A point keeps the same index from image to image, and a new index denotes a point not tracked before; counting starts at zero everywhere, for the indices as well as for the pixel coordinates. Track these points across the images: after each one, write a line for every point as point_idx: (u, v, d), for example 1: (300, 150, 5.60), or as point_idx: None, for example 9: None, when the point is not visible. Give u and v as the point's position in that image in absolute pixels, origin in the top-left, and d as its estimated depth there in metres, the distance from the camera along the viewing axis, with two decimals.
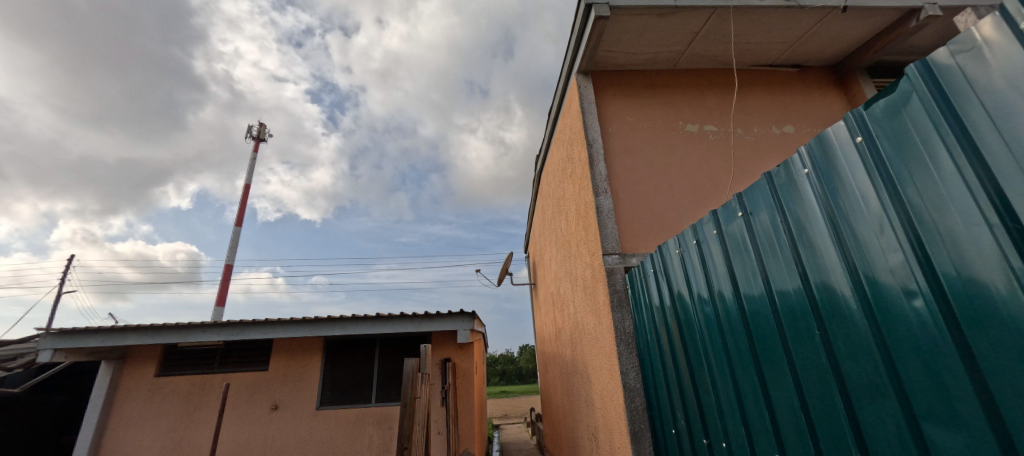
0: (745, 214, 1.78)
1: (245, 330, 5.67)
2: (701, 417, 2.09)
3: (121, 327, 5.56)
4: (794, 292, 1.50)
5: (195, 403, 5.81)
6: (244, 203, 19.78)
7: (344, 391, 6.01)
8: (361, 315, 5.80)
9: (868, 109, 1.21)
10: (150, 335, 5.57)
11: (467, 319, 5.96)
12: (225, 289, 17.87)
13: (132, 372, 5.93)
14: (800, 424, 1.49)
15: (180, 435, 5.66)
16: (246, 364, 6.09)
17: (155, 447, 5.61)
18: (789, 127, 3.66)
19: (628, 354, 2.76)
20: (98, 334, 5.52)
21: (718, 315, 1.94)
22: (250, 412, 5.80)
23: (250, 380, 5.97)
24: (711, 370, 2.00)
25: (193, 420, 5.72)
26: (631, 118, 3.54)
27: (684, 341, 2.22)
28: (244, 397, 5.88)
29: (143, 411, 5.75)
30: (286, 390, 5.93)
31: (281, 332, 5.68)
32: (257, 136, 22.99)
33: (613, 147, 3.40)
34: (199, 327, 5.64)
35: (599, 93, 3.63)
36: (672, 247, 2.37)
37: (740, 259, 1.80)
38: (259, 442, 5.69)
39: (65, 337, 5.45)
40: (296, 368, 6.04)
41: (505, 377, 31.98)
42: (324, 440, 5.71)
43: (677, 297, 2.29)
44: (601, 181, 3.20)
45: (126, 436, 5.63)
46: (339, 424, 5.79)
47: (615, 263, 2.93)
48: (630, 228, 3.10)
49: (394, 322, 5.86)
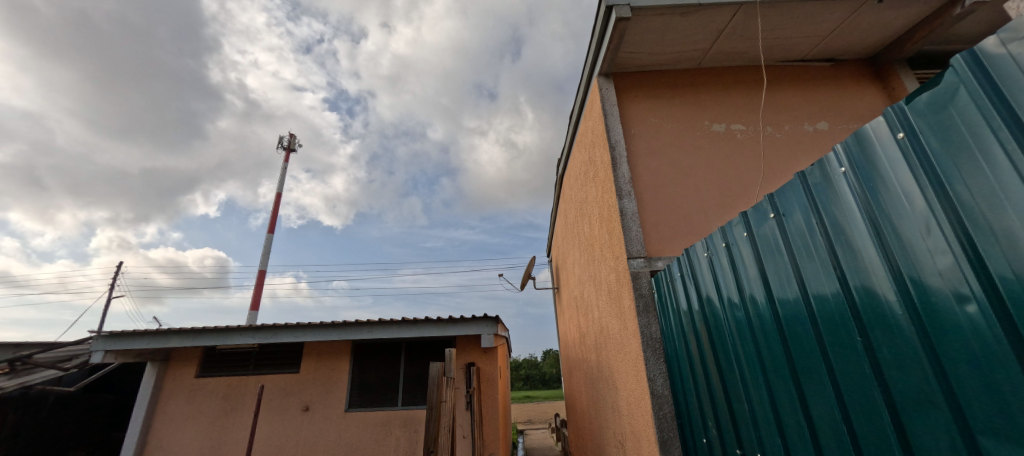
0: (777, 216, 1.72)
1: (277, 333, 5.86)
2: (734, 427, 2.02)
3: (165, 330, 5.86)
4: (833, 296, 1.43)
5: (231, 403, 6.03)
6: (275, 211, 20.50)
7: (372, 394, 6.13)
8: (387, 319, 5.91)
9: (909, 104, 1.15)
10: (191, 337, 5.84)
11: (490, 324, 6.01)
12: (259, 294, 18.52)
13: (174, 373, 6.21)
14: (840, 432, 1.43)
15: (218, 434, 5.89)
16: (279, 365, 6.30)
17: (195, 445, 5.85)
18: (823, 124, 3.53)
19: (655, 360, 2.70)
20: (144, 337, 5.82)
21: (751, 321, 1.88)
22: (283, 413, 5.98)
23: (284, 381, 6.16)
24: (744, 376, 1.94)
25: (231, 420, 5.95)
26: (654, 119, 3.49)
27: (714, 347, 2.16)
28: (278, 398, 6.06)
29: (184, 411, 6.00)
30: (316, 392, 6.09)
31: (311, 335, 5.85)
32: (288, 147, 23.65)
33: (636, 149, 3.36)
34: (235, 330, 5.88)
35: (621, 95, 3.59)
36: (701, 250, 2.31)
37: (773, 262, 1.73)
38: (291, 443, 5.85)
39: (115, 339, 5.77)
40: (325, 370, 6.20)
41: (529, 383, 31.93)
42: (352, 441, 5.83)
43: (705, 301, 2.23)
44: (624, 183, 3.16)
45: (168, 435, 5.88)
46: (368, 426, 5.90)
47: (640, 266, 2.89)
48: (655, 230, 3.05)
49: (418, 326, 5.93)
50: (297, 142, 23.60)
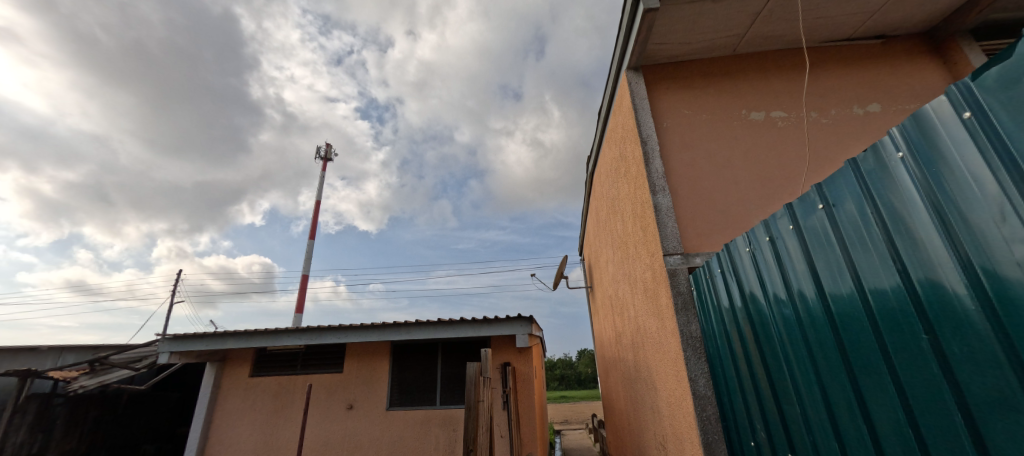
0: (826, 206, 1.62)
1: (321, 335, 6.12)
2: (785, 430, 1.93)
3: (221, 333, 6.26)
4: (891, 290, 1.33)
5: (282, 401, 6.36)
6: (315, 218, 21.38)
7: (412, 393, 6.28)
8: (423, 320, 6.04)
9: (975, 80, 1.06)
10: (244, 339, 6.20)
11: (525, 324, 6.02)
12: (302, 298, 19.37)
13: (230, 373, 6.61)
14: (905, 436, 1.33)
15: (270, 430, 6.22)
16: (324, 365, 6.58)
17: (250, 440, 6.20)
18: (874, 106, 3.30)
19: (696, 359, 2.61)
20: (203, 339, 6.24)
21: (800, 318, 1.79)
22: (328, 411, 6.23)
23: (329, 381, 6.42)
24: (794, 376, 1.85)
25: (281, 417, 6.26)
26: (688, 111, 3.39)
27: (761, 345, 2.07)
28: (324, 397, 6.32)
29: (239, 408, 6.38)
30: (359, 391, 6.31)
31: (353, 336, 6.08)
32: (324, 156, 24.59)
33: (669, 143, 3.27)
34: (283, 331, 6.19)
35: (652, 88, 3.50)
36: (742, 245, 2.22)
37: (823, 255, 1.64)
38: (337, 439, 6.08)
39: (178, 341, 6.22)
40: (367, 370, 6.42)
41: (564, 383, 31.71)
42: (394, 439, 6.00)
43: (749, 298, 2.14)
44: (657, 178, 3.09)
45: (226, 431, 6.27)
46: (408, 424, 6.06)
47: (677, 263, 2.80)
48: (692, 225, 2.96)
49: (454, 327, 6.03)
50: (332, 152, 24.43)
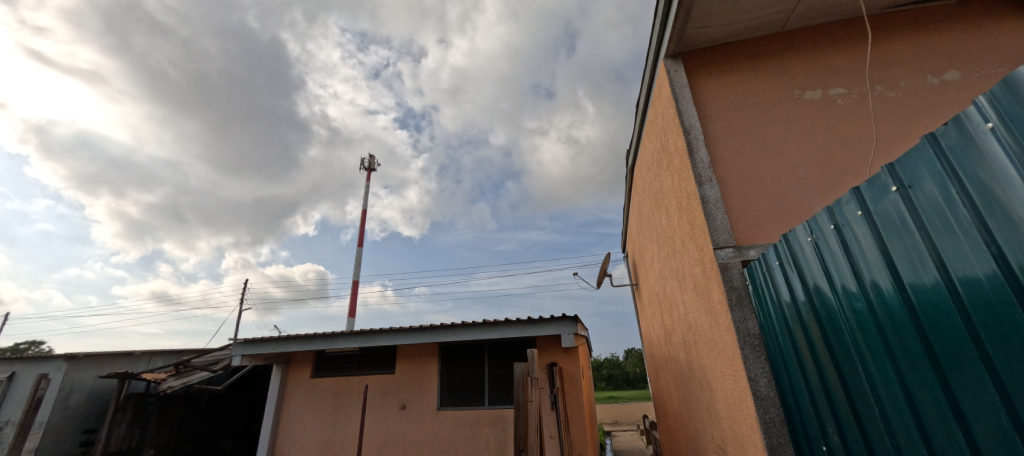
0: (901, 188, 1.48)
1: (373, 338, 6.39)
2: (863, 434, 1.78)
3: (284, 337, 6.69)
4: (986, 278, 1.20)
5: (340, 401, 6.69)
6: (363, 226, 22.35)
7: (461, 393, 6.40)
8: (469, 321, 6.15)
9: None
10: (304, 342, 6.60)
11: (570, 323, 5.97)
12: (354, 303, 20.30)
13: (293, 374, 7.05)
14: (1012, 441, 1.19)
15: (331, 429, 6.57)
16: (377, 367, 6.86)
17: (314, 438, 6.58)
18: (952, 74, 2.97)
19: (755, 358, 2.46)
20: (269, 343, 6.70)
21: (875, 311, 1.64)
22: (383, 411, 6.49)
23: (382, 381, 6.68)
24: (870, 376, 1.70)
25: (341, 416, 6.60)
26: (733, 96, 3.22)
27: (830, 343, 1.92)
28: (379, 397, 6.58)
29: (303, 407, 6.78)
30: (411, 392, 6.52)
31: (403, 338, 6.29)
32: (369, 168, 25.66)
33: (714, 131, 3.12)
34: (339, 335, 6.52)
35: (693, 75, 3.36)
36: (803, 235, 2.07)
37: (900, 243, 1.49)
38: (392, 438, 6.31)
39: (247, 345, 6.72)
40: (417, 371, 6.62)
41: (612, 383, 31.09)
42: (446, 438, 6.14)
43: (814, 291, 2.00)
44: (703, 169, 2.95)
45: (292, 429, 6.69)
46: (459, 424, 6.18)
47: (729, 257, 2.66)
48: (744, 216, 2.81)
49: (500, 327, 6.09)
50: (376, 162, 25.24)
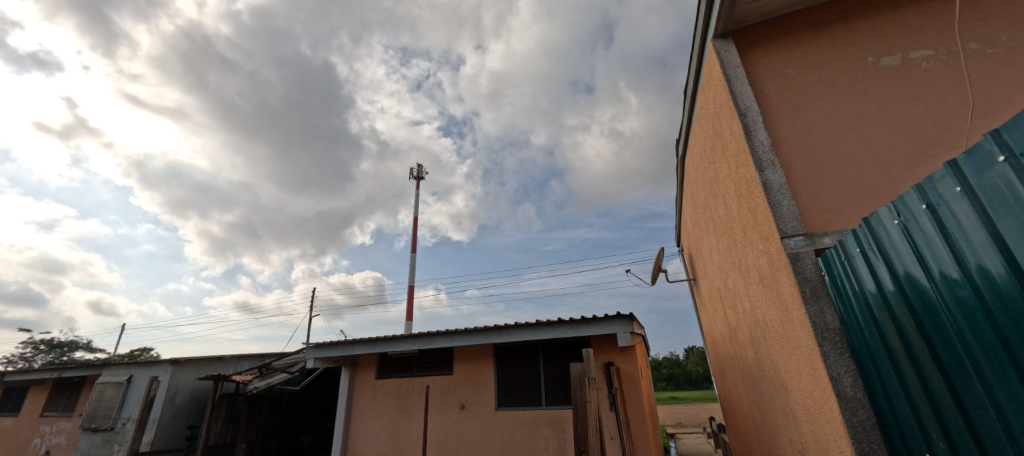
0: (1010, 159, 1.29)
1: (431, 340, 6.61)
2: (977, 440, 1.57)
3: (350, 341, 7.10)
4: None
5: (404, 401, 6.99)
6: (414, 233, 23.18)
7: (518, 394, 6.44)
8: (523, 322, 6.18)
9: None
10: (368, 345, 6.96)
11: (625, 322, 5.80)
12: (410, 308, 21.11)
13: (360, 376, 7.46)
14: None
15: (397, 427, 6.87)
16: (436, 368, 7.08)
17: (381, 436, 6.91)
18: None
19: (837, 355, 2.25)
20: (337, 346, 7.15)
21: (983, 301, 1.44)
22: (444, 411, 6.68)
23: (442, 382, 6.88)
24: (983, 373, 1.50)
25: (405, 416, 6.88)
26: (794, 72, 2.98)
27: (930, 338, 1.71)
28: (439, 397, 6.79)
29: (370, 407, 7.15)
30: (469, 392, 6.66)
31: (459, 341, 6.45)
32: (417, 177, 26.62)
33: (774, 111, 2.90)
34: (399, 338, 6.81)
35: (746, 53, 3.15)
36: (889, 217, 1.87)
37: (1012, 221, 1.30)
38: (454, 437, 6.48)
39: (318, 348, 7.21)
40: (474, 372, 6.75)
41: (673, 383, 29.86)
42: (505, 437, 6.22)
43: (906, 279, 1.79)
44: (763, 153, 2.76)
45: (361, 427, 7.07)
46: (517, 424, 6.22)
47: (800, 246, 2.47)
48: (814, 200, 2.59)
49: (553, 328, 6.06)
50: (424, 170, 26.05)
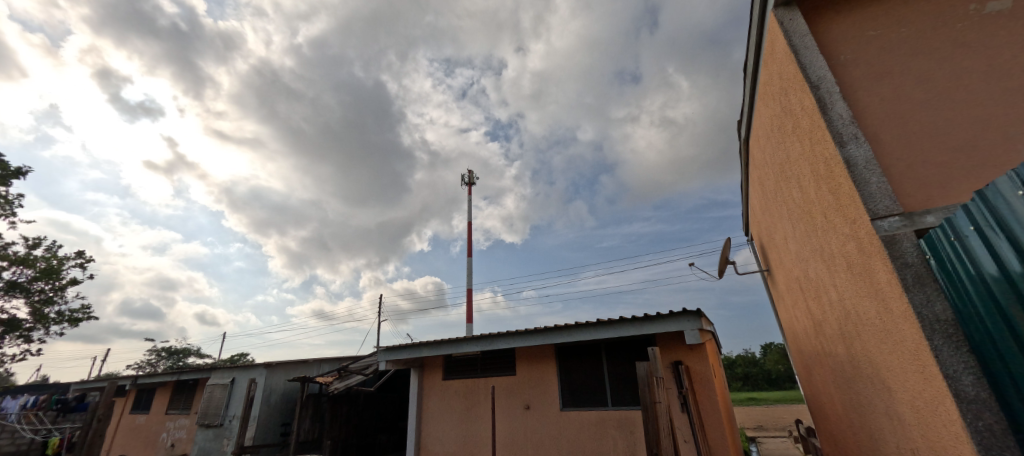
0: None
1: (493, 342, 6.71)
2: None
3: (416, 344, 7.41)
4: None
5: (471, 401, 7.16)
6: (470, 237, 23.71)
7: (582, 395, 6.33)
8: (583, 322, 6.08)
9: None
10: (433, 348, 7.22)
11: (693, 319, 5.50)
12: (470, 310, 21.58)
13: (428, 377, 7.76)
14: None
15: (466, 427, 7.05)
16: (499, 369, 7.17)
17: (451, 435, 7.14)
18: None
19: (952, 350, 1.96)
20: (405, 349, 7.50)
21: None
22: (509, 411, 6.75)
23: (506, 383, 6.96)
24: None
25: (472, 415, 7.05)
26: (874, 34, 2.66)
27: None
28: (504, 398, 6.87)
29: (439, 407, 7.41)
30: (533, 393, 6.67)
31: (520, 342, 6.49)
32: (468, 182, 27.21)
33: (854, 80, 2.61)
34: (462, 340, 6.99)
35: (815, 19, 2.86)
36: (1011, 188, 1.59)
37: None
38: (520, 437, 6.53)
39: (388, 351, 7.61)
40: (537, 373, 6.76)
41: (750, 383, 27.85)
42: (572, 438, 6.16)
43: None
44: (843, 126, 2.49)
45: (432, 426, 7.35)
46: (584, 425, 6.13)
47: (896, 228, 2.18)
48: (910, 175, 2.30)
49: (615, 326, 5.90)
50: (475, 176, 26.59)
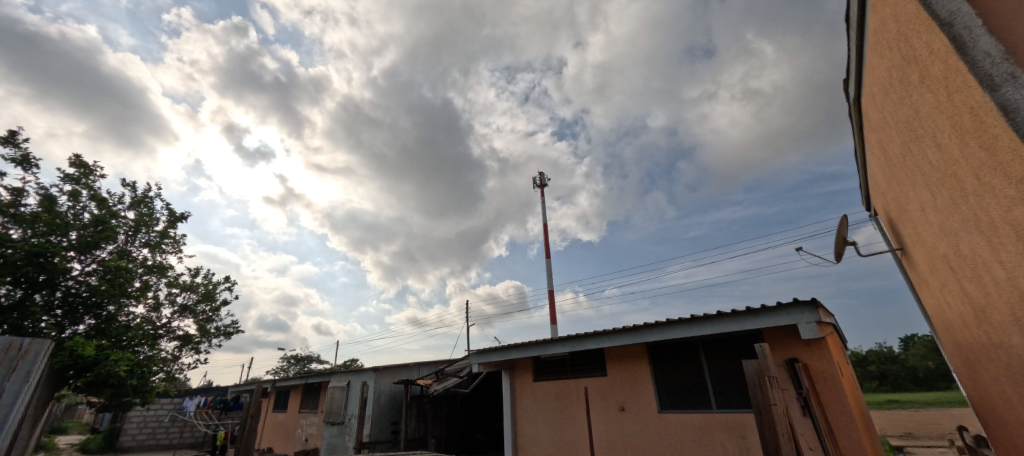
0: None
1: (581, 342, 6.60)
2: None
3: (505, 346, 7.56)
4: None
5: (563, 403, 7.10)
6: (548, 239, 23.63)
7: (682, 396, 5.91)
8: (675, 319, 5.71)
9: None
10: (522, 350, 7.31)
11: (807, 310, 4.85)
12: (554, 312, 21.45)
13: (519, 378, 7.86)
14: None
15: (560, 428, 7.00)
16: (590, 370, 7.00)
17: (546, 437, 7.13)
18: None
19: None
20: (495, 352, 7.70)
21: None
22: (604, 413, 6.56)
23: (598, 384, 6.78)
24: None
25: (566, 417, 6.98)
26: None
27: None
28: (597, 400, 6.70)
29: (532, 408, 7.46)
30: (628, 394, 6.41)
31: (609, 341, 6.29)
32: (541, 184, 27.22)
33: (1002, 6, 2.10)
34: (549, 342, 6.98)
35: None
36: None
37: None
38: (618, 440, 6.30)
39: (480, 354, 7.87)
40: (630, 373, 6.48)
41: (888, 382, 23.87)
42: (675, 442, 5.79)
43: None
44: (993, 66, 2.01)
45: (527, 427, 7.43)
46: (686, 429, 5.73)
47: None
48: None
49: (712, 322, 5.45)
50: (547, 177, 26.50)
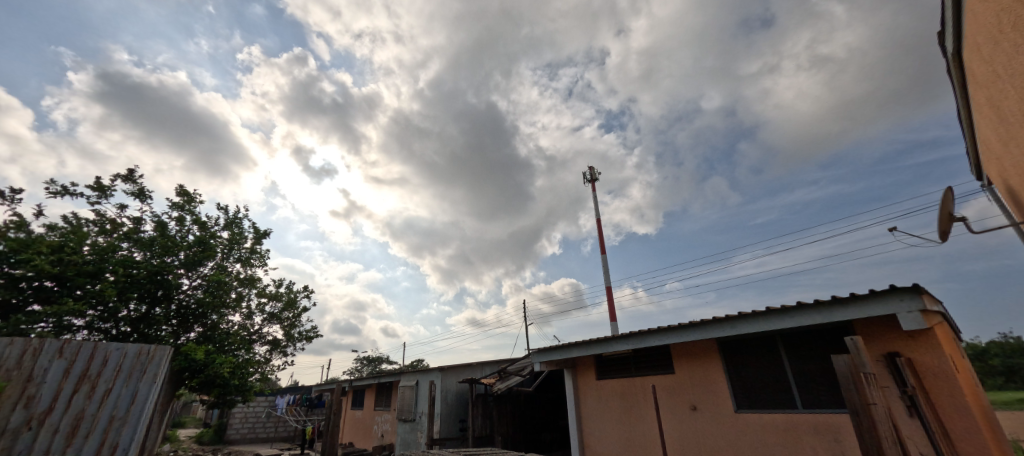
0: None
1: (644, 339, 6.34)
2: None
3: (565, 345, 7.46)
4: None
5: (629, 402, 6.86)
6: (603, 235, 23.05)
7: (761, 395, 5.46)
8: (748, 312, 5.30)
9: None
10: (583, 348, 7.17)
11: (908, 298, 4.27)
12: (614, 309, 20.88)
13: (582, 377, 7.72)
14: None
15: (627, 428, 6.78)
16: (656, 368, 6.70)
17: (613, 436, 6.93)
18: None
19: None
20: (555, 350, 7.62)
21: None
22: (674, 412, 6.24)
23: (665, 382, 6.48)
24: None
25: (633, 416, 6.74)
26: None
27: None
28: (665, 399, 6.40)
29: (597, 407, 7.29)
30: (699, 392, 6.05)
31: (675, 338, 5.98)
32: (591, 179, 26.65)
33: None
34: (610, 339, 6.78)
35: None
36: None
37: None
38: (691, 441, 5.97)
39: (541, 353, 7.84)
40: (700, 370, 6.11)
41: (1016, 378, 20.56)
42: (755, 444, 5.37)
43: None
44: None
45: (593, 426, 7.27)
46: (768, 430, 5.29)
47: None
48: None
49: (791, 315, 4.98)
50: (597, 171, 25.93)
